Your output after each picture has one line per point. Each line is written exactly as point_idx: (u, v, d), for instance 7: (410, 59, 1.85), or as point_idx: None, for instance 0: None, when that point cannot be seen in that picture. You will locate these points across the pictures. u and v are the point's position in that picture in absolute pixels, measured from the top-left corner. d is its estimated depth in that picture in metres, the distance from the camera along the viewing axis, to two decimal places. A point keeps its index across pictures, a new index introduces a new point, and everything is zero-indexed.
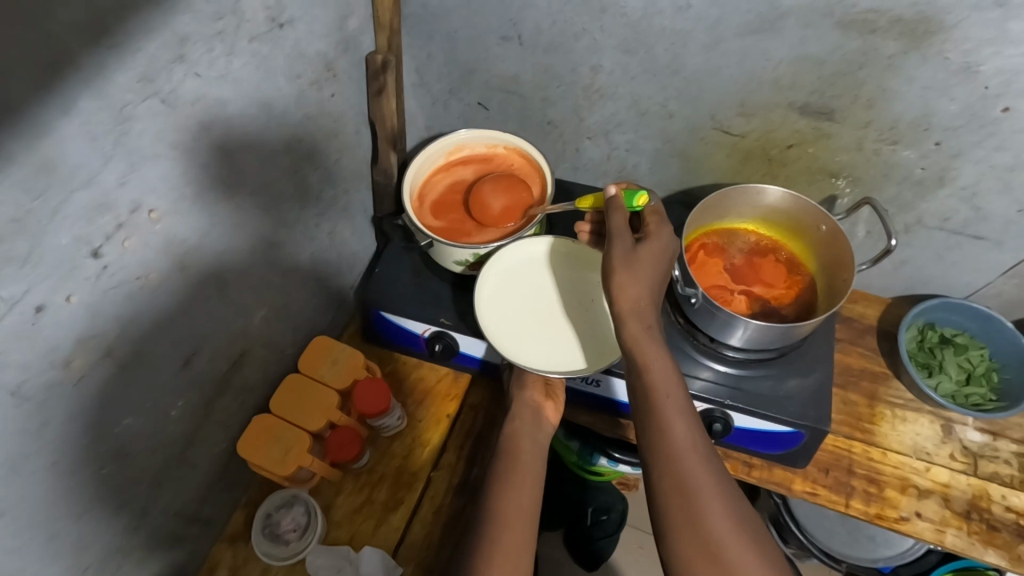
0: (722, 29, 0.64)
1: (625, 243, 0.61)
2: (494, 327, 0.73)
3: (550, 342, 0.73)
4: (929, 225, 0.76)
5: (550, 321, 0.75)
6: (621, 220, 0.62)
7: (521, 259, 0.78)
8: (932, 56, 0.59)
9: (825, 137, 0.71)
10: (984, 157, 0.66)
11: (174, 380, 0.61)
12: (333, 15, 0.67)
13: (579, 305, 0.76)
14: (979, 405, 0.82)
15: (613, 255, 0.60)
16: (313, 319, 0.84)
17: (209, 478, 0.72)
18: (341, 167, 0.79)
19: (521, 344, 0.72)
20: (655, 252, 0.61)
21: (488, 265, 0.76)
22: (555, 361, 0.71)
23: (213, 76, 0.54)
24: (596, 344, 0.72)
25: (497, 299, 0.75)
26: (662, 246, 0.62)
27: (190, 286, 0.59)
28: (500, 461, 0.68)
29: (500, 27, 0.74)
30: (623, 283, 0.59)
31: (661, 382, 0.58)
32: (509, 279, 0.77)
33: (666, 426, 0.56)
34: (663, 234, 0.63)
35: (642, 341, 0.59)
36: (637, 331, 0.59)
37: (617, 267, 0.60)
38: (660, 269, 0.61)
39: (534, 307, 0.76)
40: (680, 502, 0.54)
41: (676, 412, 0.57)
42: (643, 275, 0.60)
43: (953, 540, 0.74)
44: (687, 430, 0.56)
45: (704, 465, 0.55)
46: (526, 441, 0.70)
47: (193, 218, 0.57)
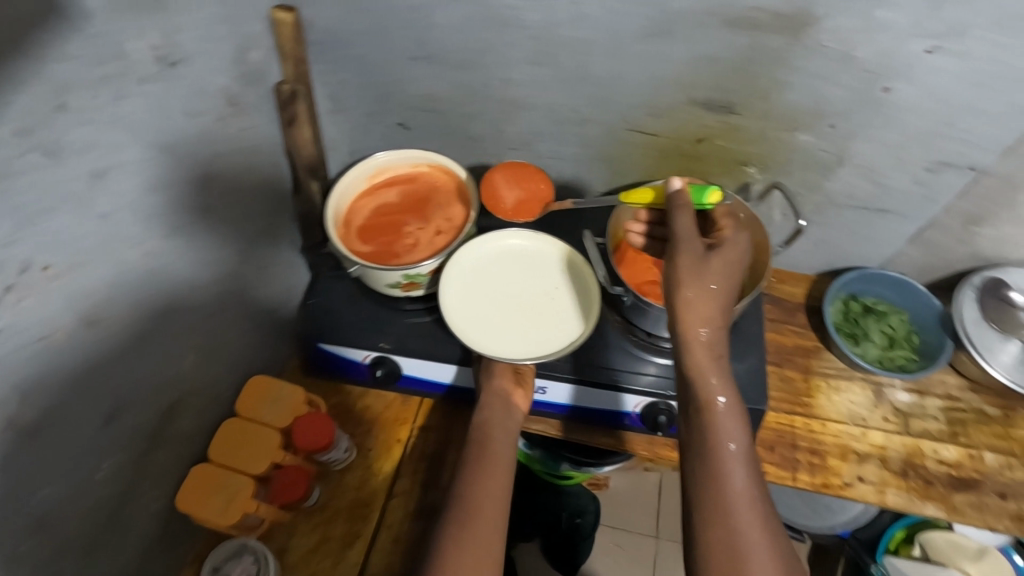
0: (621, 35, 0.66)
1: (696, 249, 0.61)
2: (455, 311, 0.74)
3: (517, 331, 0.74)
4: (838, 203, 0.80)
5: (517, 308, 0.76)
6: (689, 221, 0.63)
7: (482, 259, 0.79)
8: (814, 46, 0.62)
9: (731, 129, 0.74)
10: (876, 135, 0.70)
11: (95, 441, 0.58)
12: (234, 49, 0.66)
13: (550, 295, 0.77)
14: (903, 367, 0.86)
15: (682, 263, 0.61)
16: (250, 358, 0.81)
17: (151, 538, 0.69)
18: (263, 201, 0.78)
19: (483, 328, 0.74)
20: (727, 262, 0.61)
21: (445, 268, 0.76)
22: (521, 351, 0.72)
23: (103, 121, 0.52)
24: (563, 330, 0.74)
25: (460, 294, 0.76)
26: (734, 250, 0.63)
27: (105, 340, 0.57)
28: (472, 449, 0.68)
29: (408, 48, 0.74)
30: (691, 295, 0.60)
31: (723, 423, 0.56)
32: (474, 275, 0.78)
33: (723, 469, 0.54)
34: (738, 242, 0.63)
35: (706, 372, 0.59)
36: (704, 362, 0.59)
37: (684, 275, 0.60)
38: (731, 279, 0.61)
39: (500, 298, 0.76)
40: (724, 555, 0.51)
41: (736, 459, 0.55)
42: (715, 287, 0.60)
43: (893, 499, 0.77)
44: (745, 479, 0.54)
45: (758, 521, 0.52)
46: (499, 432, 0.70)
47: (100, 271, 0.55)
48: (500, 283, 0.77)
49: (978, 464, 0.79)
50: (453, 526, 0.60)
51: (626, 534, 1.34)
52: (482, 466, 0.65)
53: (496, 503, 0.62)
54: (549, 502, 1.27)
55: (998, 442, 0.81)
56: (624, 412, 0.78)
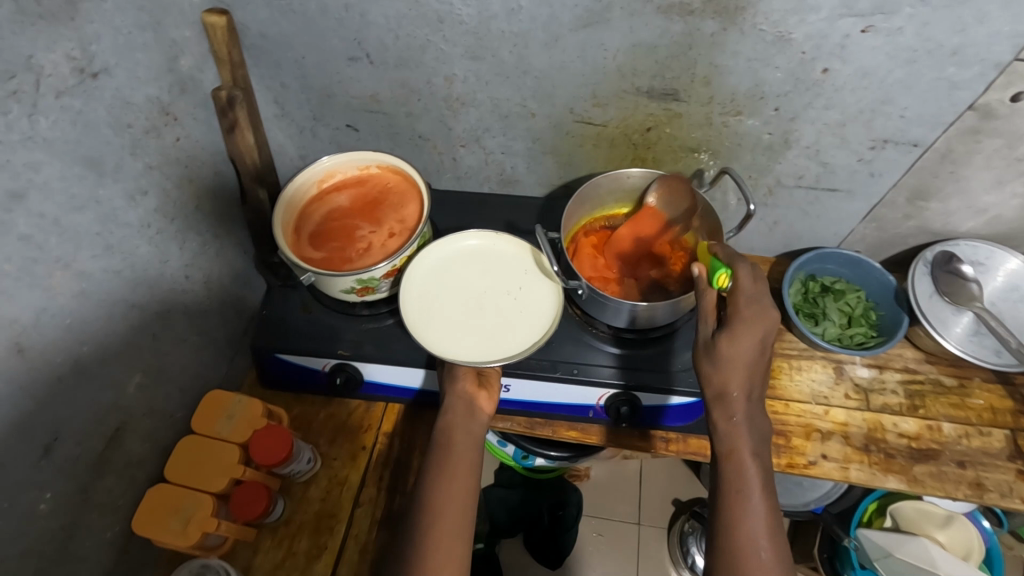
0: (557, 27, 0.65)
1: (708, 329, 0.61)
2: (416, 317, 0.73)
3: (479, 332, 0.72)
4: (788, 184, 0.81)
5: (480, 310, 0.74)
6: (708, 301, 0.62)
7: (443, 260, 0.78)
8: (749, 30, 0.62)
9: (677, 116, 0.74)
10: (817, 116, 0.70)
11: (33, 473, 0.56)
12: (158, 58, 0.64)
13: (514, 295, 0.75)
14: (863, 343, 0.88)
15: (698, 343, 0.61)
16: (204, 375, 0.79)
17: (105, 567, 0.67)
18: (207, 212, 0.75)
19: (445, 333, 0.72)
20: (747, 335, 0.58)
21: (406, 270, 0.75)
22: (481, 351, 0.70)
23: (15, 139, 0.50)
24: (525, 330, 0.72)
25: (421, 297, 0.75)
26: (754, 325, 0.58)
27: (36, 369, 0.54)
28: (434, 457, 0.66)
29: (345, 48, 0.72)
30: (706, 371, 0.59)
31: (743, 475, 0.55)
32: (436, 277, 0.76)
33: (739, 524, 0.54)
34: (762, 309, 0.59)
35: (723, 429, 0.57)
36: (723, 418, 0.58)
37: (700, 355, 0.60)
38: (754, 351, 0.58)
39: (463, 300, 0.75)
40: None
41: (753, 513, 0.54)
42: (730, 360, 0.58)
43: (857, 474, 0.79)
44: (763, 530, 0.54)
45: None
46: (459, 436, 0.68)
47: (24, 297, 0.52)
48: (464, 284, 0.76)
49: (938, 434, 0.81)
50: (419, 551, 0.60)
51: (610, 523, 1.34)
52: (443, 475, 0.64)
53: (457, 519, 0.62)
54: (529, 499, 1.28)
55: (956, 412, 0.82)
56: (587, 405, 0.78)
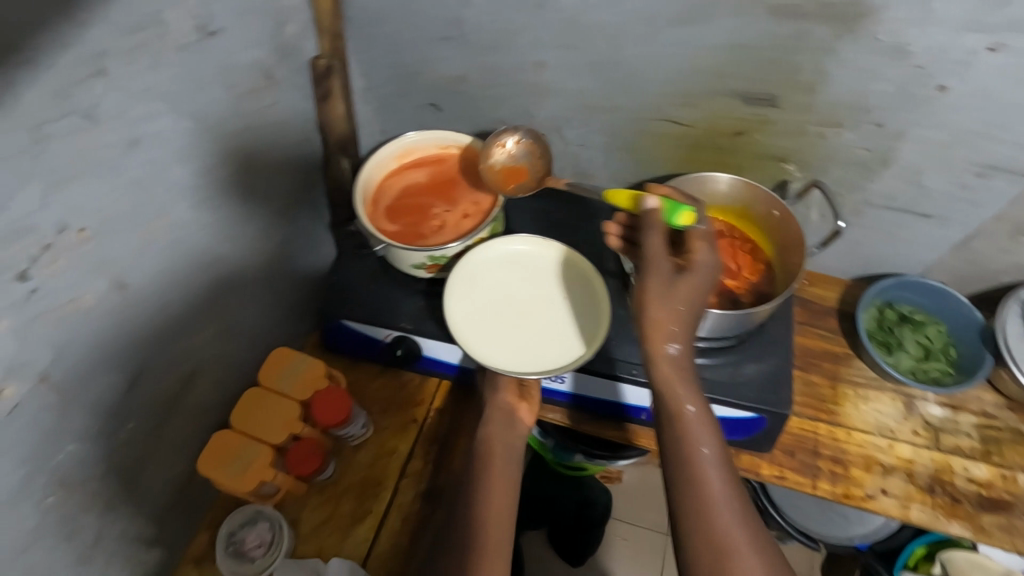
0: (658, 20, 0.64)
1: (663, 270, 0.59)
2: (459, 316, 0.73)
3: (516, 338, 0.72)
4: (876, 205, 0.77)
5: (518, 317, 0.73)
6: (659, 244, 0.60)
7: (494, 258, 0.77)
8: (864, 38, 0.60)
9: (769, 123, 0.72)
10: (922, 135, 0.67)
11: (119, 403, 0.60)
12: (268, 23, 0.66)
13: (555, 303, 0.74)
14: (938, 380, 0.83)
15: (648, 286, 0.59)
16: (270, 331, 0.82)
17: (168, 501, 0.71)
18: (290, 176, 0.78)
19: (485, 335, 0.71)
20: (693, 288, 0.59)
21: (460, 262, 0.75)
22: (515, 359, 0.70)
23: (138, 88, 0.52)
24: (562, 345, 0.71)
25: (466, 294, 0.74)
26: (701, 276, 0.59)
27: (131, 306, 0.58)
28: (475, 462, 0.69)
29: (441, 27, 0.73)
30: (658, 314, 0.58)
31: (694, 432, 0.57)
32: (480, 275, 0.76)
33: (702, 478, 0.55)
34: (706, 263, 0.60)
35: (672, 383, 0.58)
36: (669, 375, 0.58)
37: (651, 297, 0.58)
38: (698, 302, 0.59)
39: (505, 302, 0.74)
40: (712, 558, 0.52)
41: (712, 466, 0.56)
42: (680, 308, 0.58)
43: (917, 514, 0.75)
44: (723, 483, 0.55)
45: (749, 543, 0.52)
46: (499, 445, 0.71)
47: (127, 237, 0.56)
48: (505, 286, 0.75)
49: (1011, 485, 0.76)
50: (465, 547, 0.62)
51: (635, 528, 1.33)
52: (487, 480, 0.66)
53: (501, 518, 0.64)
54: (560, 492, 1.25)
55: None
56: (635, 406, 0.77)
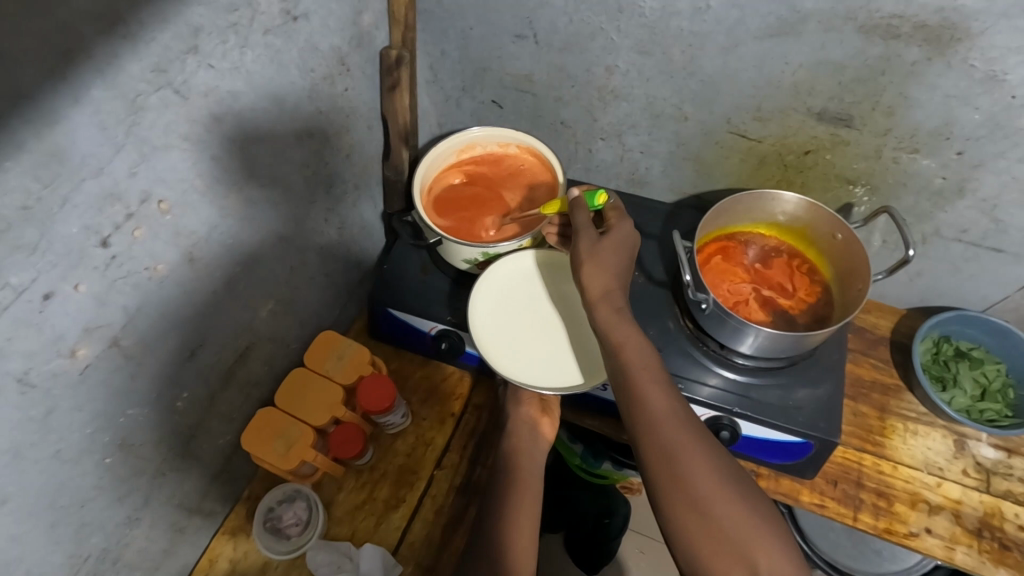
0: (742, 31, 0.63)
1: (590, 237, 0.63)
2: (485, 331, 0.73)
3: (538, 351, 0.72)
4: (947, 236, 0.75)
5: (541, 333, 0.74)
6: (586, 217, 0.64)
7: (525, 268, 0.77)
8: (957, 63, 0.58)
9: (843, 143, 0.70)
10: (1005, 167, 0.65)
11: (179, 372, 0.61)
12: (347, 11, 0.67)
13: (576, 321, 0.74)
14: (993, 421, 0.80)
15: (580, 250, 0.62)
16: (319, 314, 0.83)
17: (212, 471, 0.72)
18: (353, 163, 0.79)
19: (510, 352, 0.72)
20: (619, 242, 0.64)
21: (494, 266, 0.76)
22: (534, 371, 0.70)
23: (226, 67, 0.53)
24: (582, 362, 0.71)
25: (494, 302, 0.75)
26: (624, 236, 0.65)
27: (198, 279, 0.59)
28: (503, 478, 0.70)
29: (515, 25, 0.73)
30: (590, 276, 0.61)
31: (634, 358, 0.58)
32: (505, 289, 0.76)
33: (648, 399, 0.57)
34: (622, 224, 0.65)
35: (612, 324, 0.59)
36: (606, 311, 0.59)
37: (583, 261, 0.61)
38: (623, 258, 0.63)
39: (528, 315, 0.75)
40: (667, 469, 0.55)
41: (655, 386, 0.57)
42: (611, 265, 0.61)
43: (963, 558, 0.72)
44: (666, 400, 0.57)
45: (704, 456, 0.55)
46: (525, 459, 0.72)
47: (203, 211, 0.57)
48: (526, 301, 0.75)
49: None
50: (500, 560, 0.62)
51: (653, 541, 1.32)
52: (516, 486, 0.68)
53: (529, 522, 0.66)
54: (580, 498, 1.24)
55: None
56: None
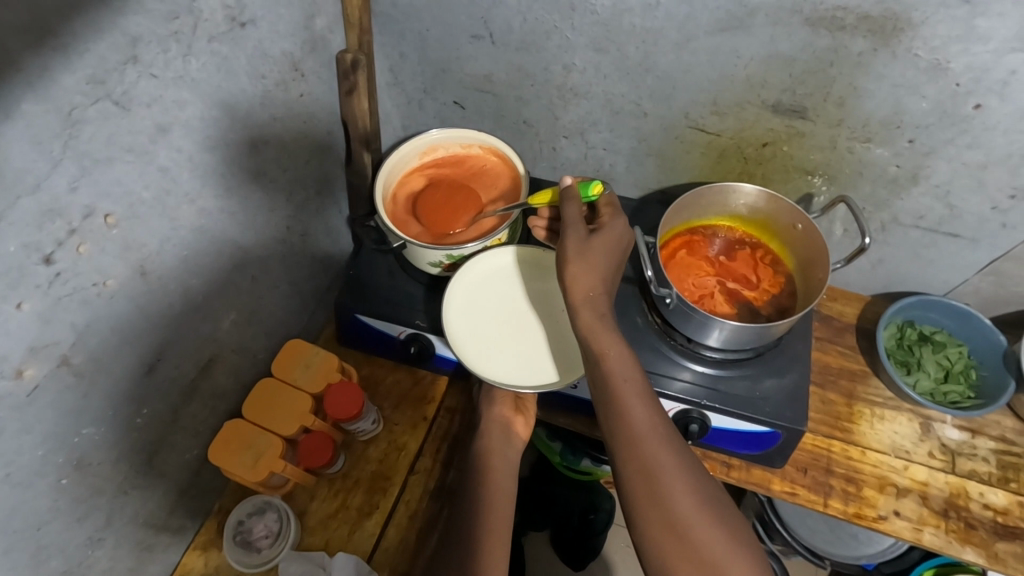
0: (693, 27, 0.64)
1: (578, 232, 0.62)
2: (460, 330, 0.73)
3: (513, 351, 0.72)
4: (904, 223, 0.76)
5: (516, 331, 0.73)
6: (576, 211, 0.63)
7: (495, 268, 0.77)
8: (902, 53, 0.59)
9: (799, 135, 0.71)
10: (956, 154, 0.66)
11: (136, 388, 0.60)
12: (299, 15, 0.66)
13: (552, 318, 0.74)
14: (957, 403, 0.82)
15: (567, 246, 0.61)
16: (286, 323, 0.83)
17: (179, 486, 0.71)
18: (313, 169, 0.78)
19: (485, 352, 0.71)
20: (609, 242, 0.62)
21: (465, 267, 0.75)
22: (508, 371, 0.70)
23: (170, 77, 0.52)
24: (555, 360, 0.71)
25: (466, 303, 0.75)
26: (615, 235, 0.63)
27: (152, 292, 0.58)
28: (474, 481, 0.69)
29: (471, 26, 0.73)
30: (577, 273, 0.60)
31: (616, 368, 0.58)
32: (479, 288, 0.76)
33: (628, 412, 0.56)
34: (617, 222, 0.64)
35: (596, 330, 0.59)
36: (590, 320, 0.59)
37: (571, 258, 0.60)
38: (613, 259, 0.62)
39: (503, 314, 0.75)
40: (643, 483, 0.54)
41: (637, 398, 0.57)
42: (598, 264, 0.61)
43: (930, 538, 0.74)
44: (647, 413, 0.57)
45: (685, 475, 0.54)
46: (496, 460, 0.72)
47: (154, 223, 0.56)
48: (502, 299, 0.75)
49: None
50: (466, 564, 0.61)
51: None
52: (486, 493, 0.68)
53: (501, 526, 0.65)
54: (564, 496, 1.24)
55: None
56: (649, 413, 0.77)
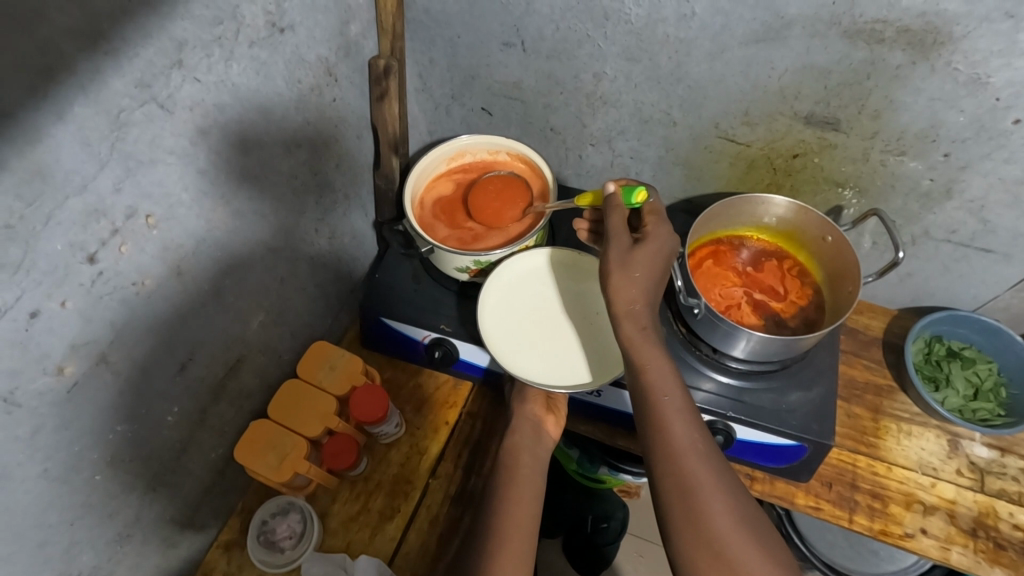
0: (727, 38, 0.64)
1: (622, 244, 0.61)
2: (493, 330, 0.73)
3: (546, 351, 0.72)
4: (936, 237, 0.75)
5: (549, 332, 0.73)
6: (619, 220, 0.62)
7: (528, 271, 0.77)
8: (940, 67, 0.58)
9: (830, 147, 0.70)
10: (992, 169, 0.65)
11: (169, 386, 0.60)
12: (335, 21, 0.67)
13: (584, 319, 0.74)
14: (986, 421, 0.80)
15: (610, 258, 0.61)
16: (311, 324, 0.83)
17: (205, 484, 0.72)
18: (342, 173, 0.79)
19: (518, 352, 0.71)
20: (653, 253, 0.61)
21: (498, 268, 0.75)
22: (541, 371, 0.70)
23: (211, 81, 0.53)
24: (590, 362, 0.71)
25: (499, 302, 0.75)
26: (661, 246, 0.62)
27: (187, 292, 0.59)
28: (504, 469, 0.69)
29: (502, 33, 0.73)
30: (619, 285, 0.60)
31: (658, 381, 0.58)
32: (512, 288, 0.76)
33: (668, 427, 0.56)
34: (662, 232, 0.62)
35: (638, 342, 0.59)
36: (633, 331, 0.59)
37: (613, 270, 0.60)
38: (658, 269, 0.61)
39: (536, 314, 0.75)
40: (682, 499, 0.54)
41: (677, 414, 0.57)
42: (641, 275, 0.60)
43: (958, 558, 0.72)
44: (687, 430, 0.56)
45: (723, 494, 0.54)
46: (525, 455, 0.71)
47: (191, 224, 0.57)
48: (534, 300, 0.75)
49: None
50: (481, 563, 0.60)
51: (651, 545, 1.29)
52: (508, 493, 0.66)
53: (521, 523, 0.63)
54: (575, 503, 1.23)
55: None
56: None
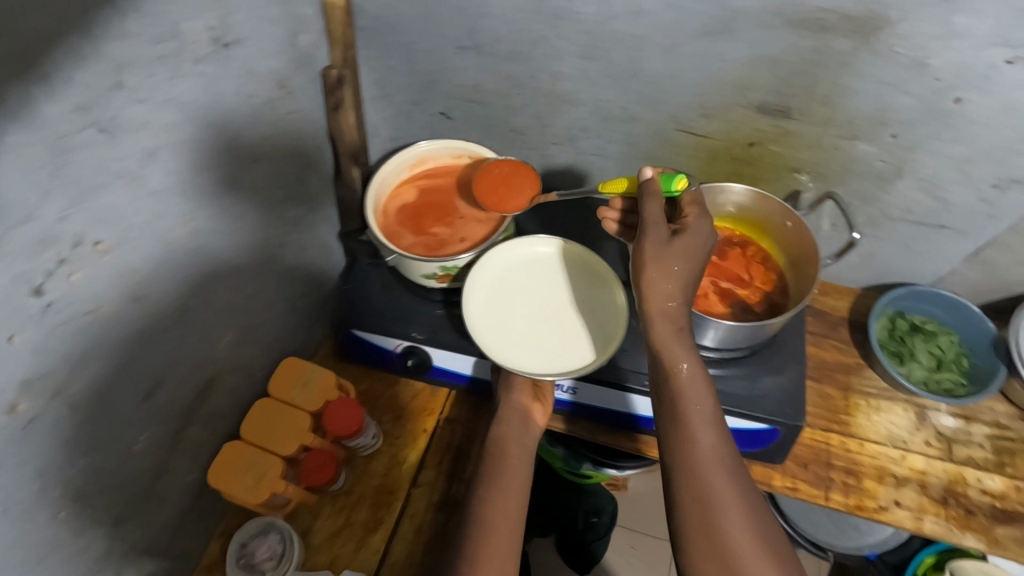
0: (678, 32, 0.64)
1: (660, 235, 0.59)
2: (483, 326, 0.72)
3: (538, 343, 0.71)
4: (893, 216, 0.77)
5: (539, 323, 0.73)
6: (658, 209, 0.60)
7: (513, 265, 0.77)
8: (884, 51, 0.60)
9: (786, 134, 0.72)
10: (941, 148, 0.67)
11: (136, 414, 0.59)
12: (285, 32, 0.66)
13: (573, 307, 0.74)
14: (950, 391, 0.83)
15: (646, 247, 0.59)
16: (282, 340, 0.82)
17: (182, 510, 0.71)
18: (305, 185, 0.78)
19: (511, 345, 0.71)
20: (690, 247, 0.60)
21: (481, 262, 0.75)
22: (535, 362, 0.69)
23: (157, 100, 0.52)
24: (584, 348, 0.71)
25: (488, 299, 0.74)
26: (698, 238, 0.60)
27: (148, 316, 0.57)
28: (488, 467, 0.69)
29: (457, 37, 0.73)
30: (654, 279, 0.59)
31: (689, 388, 0.58)
32: (498, 283, 0.75)
33: (694, 434, 0.57)
34: (702, 224, 0.61)
35: (671, 344, 0.59)
36: (666, 336, 0.59)
37: (649, 262, 0.59)
38: (694, 264, 0.60)
39: (526, 306, 0.74)
40: (699, 508, 0.54)
41: (705, 423, 0.57)
42: (677, 272, 0.59)
43: (931, 527, 0.75)
44: (713, 440, 0.57)
45: (740, 507, 0.54)
46: (513, 447, 0.71)
47: (146, 247, 0.55)
48: (522, 293, 0.75)
49: None
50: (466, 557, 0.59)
51: (642, 537, 1.30)
52: (496, 488, 0.65)
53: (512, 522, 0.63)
54: (564, 501, 1.23)
55: None
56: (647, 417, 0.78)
